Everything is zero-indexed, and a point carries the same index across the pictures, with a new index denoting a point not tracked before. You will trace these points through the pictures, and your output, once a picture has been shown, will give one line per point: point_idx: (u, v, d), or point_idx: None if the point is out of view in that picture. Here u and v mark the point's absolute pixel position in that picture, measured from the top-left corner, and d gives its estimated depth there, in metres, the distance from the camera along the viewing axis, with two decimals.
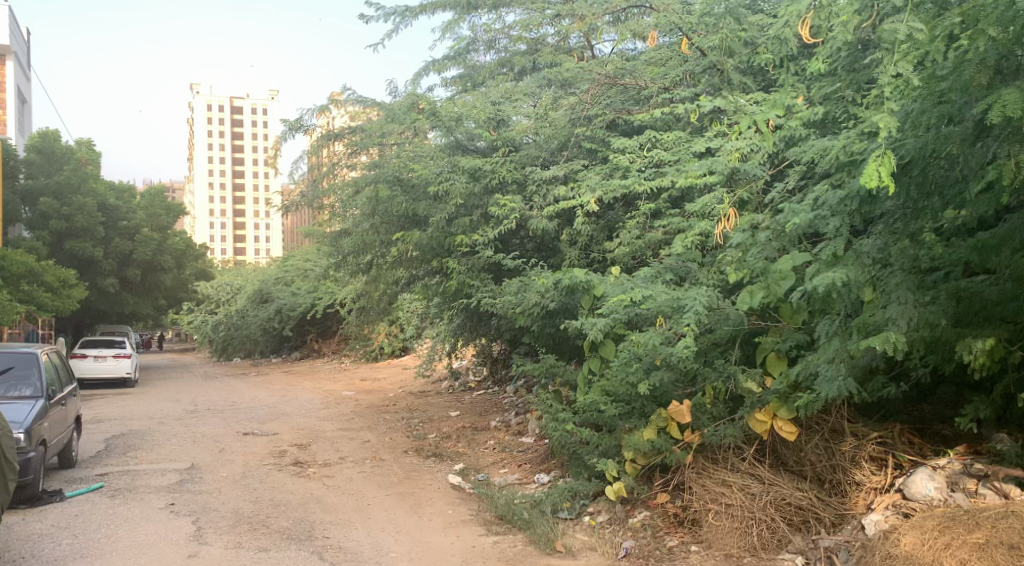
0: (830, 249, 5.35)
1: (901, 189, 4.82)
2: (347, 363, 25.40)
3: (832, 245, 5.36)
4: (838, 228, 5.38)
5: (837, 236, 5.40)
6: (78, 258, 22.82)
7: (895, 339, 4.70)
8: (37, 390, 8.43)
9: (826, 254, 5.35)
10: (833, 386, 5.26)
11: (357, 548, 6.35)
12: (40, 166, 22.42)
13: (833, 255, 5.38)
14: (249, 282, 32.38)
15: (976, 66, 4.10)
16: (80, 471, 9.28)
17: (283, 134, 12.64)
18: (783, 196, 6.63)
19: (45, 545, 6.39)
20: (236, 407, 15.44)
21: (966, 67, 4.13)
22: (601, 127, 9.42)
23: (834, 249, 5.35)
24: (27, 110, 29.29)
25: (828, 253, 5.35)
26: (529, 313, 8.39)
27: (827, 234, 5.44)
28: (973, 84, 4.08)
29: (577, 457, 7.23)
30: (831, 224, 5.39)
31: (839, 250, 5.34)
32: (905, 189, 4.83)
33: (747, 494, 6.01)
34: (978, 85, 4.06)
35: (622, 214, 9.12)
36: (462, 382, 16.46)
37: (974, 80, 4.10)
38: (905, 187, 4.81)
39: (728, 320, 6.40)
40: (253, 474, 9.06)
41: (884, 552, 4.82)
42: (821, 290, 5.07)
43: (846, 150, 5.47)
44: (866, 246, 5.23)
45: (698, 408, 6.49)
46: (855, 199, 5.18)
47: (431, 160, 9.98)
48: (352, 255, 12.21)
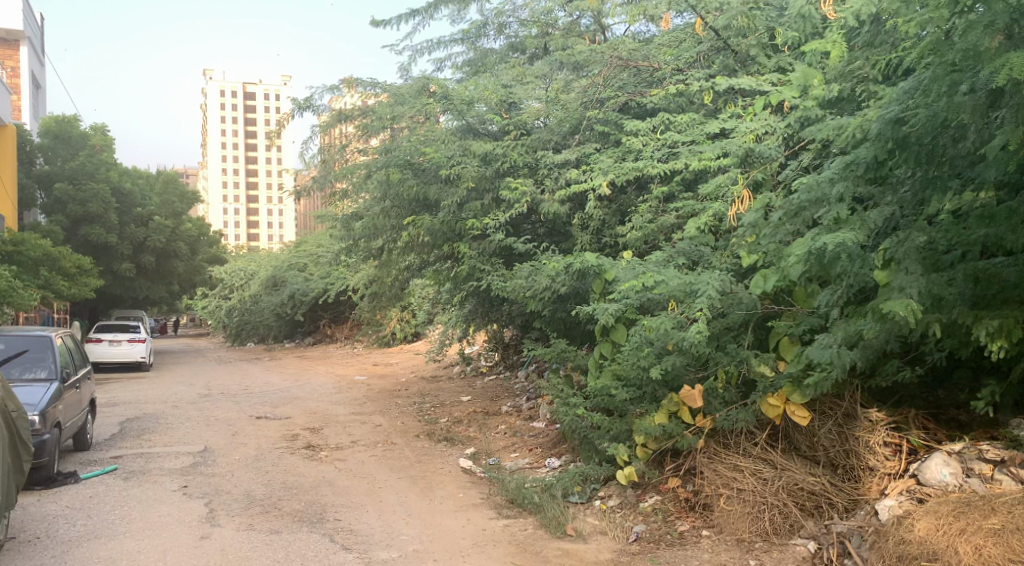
0: (833, 213, 5.20)
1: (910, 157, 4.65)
2: (360, 348, 25.49)
3: (835, 210, 5.20)
4: (842, 194, 5.20)
5: (839, 202, 5.22)
6: (93, 244, 22.97)
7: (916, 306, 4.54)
8: (51, 372, 8.50)
9: (828, 219, 5.20)
10: (826, 352, 5.39)
11: (368, 531, 6.37)
12: (58, 152, 22.52)
13: (835, 219, 5.23)
14: (262, 267, 32.52)
15: (984, 30, 4.02)
16: (94, 454, 9.37)
17: (293, 114, 12.61)
18: (796, 175, 6.53)
19: (60, 526, 6.45)
20: (250, 390, 15.54)
21: (972, 31, 4.04)
22: (613, 110, 9.29)
23: (836, 214, 5.19)
24: (41, 97, 29.40)
25: (829, 218, 5.19)
26: (540, 297, 8.33)
27: (831, 199, 5.26)
28: (984, 48, 3.98)
29: (588, 441, 7.21)
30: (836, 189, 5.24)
31: (843, 214, 5.20)
32: (913, 158, 4.67)
33: (760, 479, 5.99)
34: (988, 50, 3.97)
35: (635, 197, 9.05)
36: (474, 366, 16.48)
37: (986, 46, 3.99)
38: (911, 155, 4.67)
39: (741, 304, 6.35)
40: (266, 457, 9.12)
41: (898, 537, 4.76)
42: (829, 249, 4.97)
43: (858, 119, 5.31)
44: (874, 213, 5.12)
45: (710, 393, 6.43)
46: (861, 166, 5.00)
47: (443, 142, 9.91)
48: (364, 239, 12.22)
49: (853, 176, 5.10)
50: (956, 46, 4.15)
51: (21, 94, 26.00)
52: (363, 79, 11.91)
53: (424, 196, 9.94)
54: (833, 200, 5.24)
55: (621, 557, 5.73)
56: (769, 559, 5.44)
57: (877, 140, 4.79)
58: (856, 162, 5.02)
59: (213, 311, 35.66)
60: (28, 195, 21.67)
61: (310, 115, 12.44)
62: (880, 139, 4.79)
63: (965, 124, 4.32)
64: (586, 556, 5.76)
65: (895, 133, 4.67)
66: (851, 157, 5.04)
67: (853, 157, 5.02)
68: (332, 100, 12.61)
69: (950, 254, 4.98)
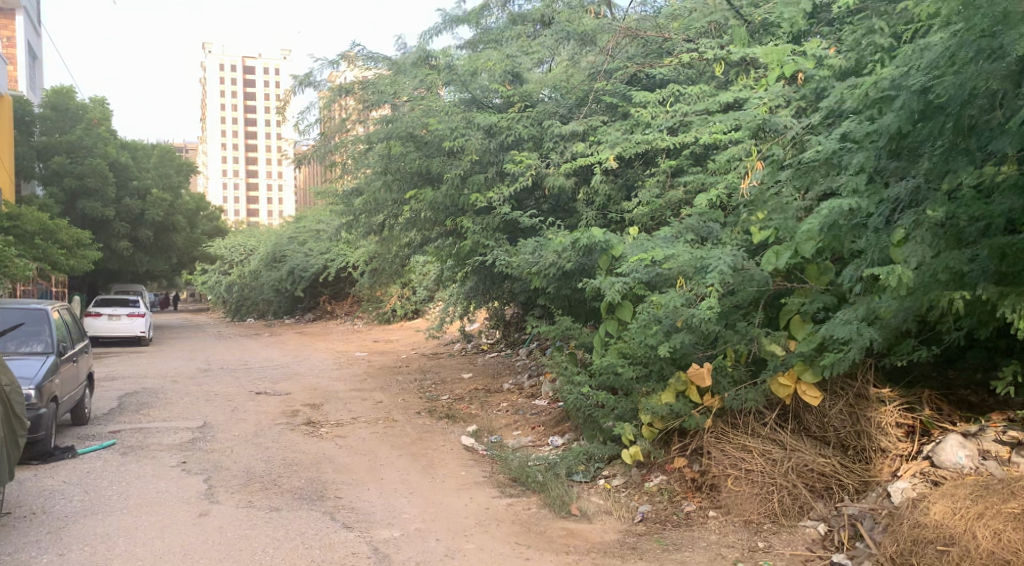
0: (852, 183, 5.12)
1: (934, 128, 4.48)
2: (360, 325, 25.39)
3: (855, 181, 5.12)
4: (863, 165, 5.09)
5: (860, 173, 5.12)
6: (91, 218, 22.79)
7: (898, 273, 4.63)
8: (48, 346, 8.38)
9: (848, 188, 5.20)
10: (846, 328, 5.28)
11: (370, 509, 6.26)
12: (56, 123, 22.23)
13: (855, 189, 5.17)
14: (261, 243, 32.34)
15: None
16: (93, 428, 9.27)
17: (294, 90, 12.35)
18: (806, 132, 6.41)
19: (56, 501, 6.35)
20: (248, 366, 15.45)
21: None
22: (621, 82, 9.15)
23: (855, 185, 5.16)
24: (38, 68, 29.10)
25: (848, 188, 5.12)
26: (545, 274, 8.15)
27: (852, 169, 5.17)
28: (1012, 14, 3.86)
29: (592, 420, 7.08)
30: (857, 158, 5.09)
31: (862, 185, 5.13)
32: (941, 128, 4.48)
33: (769, 460, 5.89)
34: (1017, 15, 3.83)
35: (642, 171, 8.86)
36: (475, 344, 16.36)
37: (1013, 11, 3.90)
38: (939, 126, 4.47)
39: (753, 280, 6.14)
40: (265, 433, 9.02)
41: (913, 521, 4.66)
42: (823, 214, 5.21)
43: (880, 84, 5.02)
44: (897, 186, 4.98)
45: (718, 371, 6.29)
46: (883, 137, 4.80)
47: (446, 114, 9.68)
48: (364, 215, 12.07)
49: (875, 147, 4.91)
50: (981, 9, 4.05)
51: (18, 65, 25.70)
52: (364, 51, 11.72)
53: (427, 169, 9.78)
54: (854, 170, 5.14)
55: (627, 537, 5.63)
56: (778, 540, 5.35)
57: (901, 111, 4.60)
58: (879, 132, 4.81)
59: (213, 286, 35.53)
60: (25, 165, 21.28)
61: (311, 90, 12.20)
62: (905, 110, 4.60)
63: (992, 93, 4.18)
64: (592, 537, 5.65)
65: (921, 103, 4.50)
66: (875, 128, 4.84)
67: (876, 127, 4.83)
68: (332, 75, 12.32)
69: (973, 227, 4.68)
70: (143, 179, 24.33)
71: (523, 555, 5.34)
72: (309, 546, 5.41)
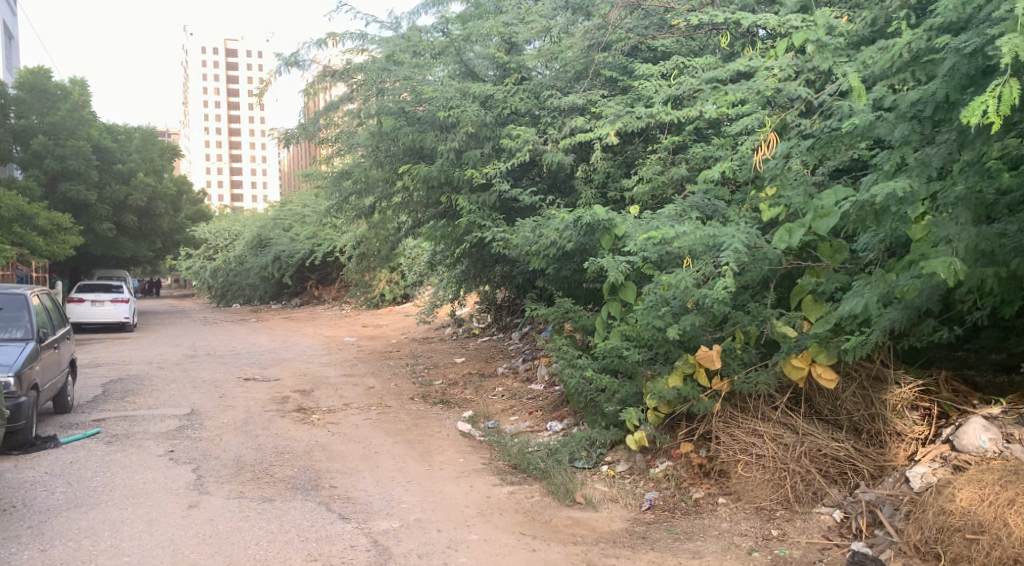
0: (893, 156, 4.92)
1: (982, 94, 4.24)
2: (348, 310, 25.07)
3: (896, 154, 4.91)
4: (904, 134, 4.90)
5: (902, 145, 4.91)
6: (73, 202, 22.21)
7: (958, 268, 4.39)
8: (28, 332, 8.06)
9: (888, 163, 4.96)
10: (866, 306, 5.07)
11: (367, 499, 6.03)
12: (32, 104, 21.65)
13: (896, 163, 4.95)
14: (246, 228, 31.87)
15: None
16: (76, 417, 8.95)
17: (279, 71, 11.95)
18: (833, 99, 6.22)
19: (38, 494, 6.07)
20: (235, 352, 15.13)
21: None
22: (621, 53, 8.95)
23: (897, 158, 4.91)
24: (13, 48, 28.25)
25: (891, 163, 4.88)
26: (545, 254, 7.90)
27: (892, 142, 4.97)
28: None
29: (593, 405, 6.84)
30: (899, 130, 4.89)
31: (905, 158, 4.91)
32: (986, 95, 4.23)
33: (780, 445, 5.70)
34: None
35: (642, 149, 8.73)
36: (466, 328, 16.05)
37: None
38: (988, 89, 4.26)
39: (766, 260, 5.91)
40: (256, 420, 8.75)
41: (938, 508, 4.55)
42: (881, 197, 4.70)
43: (916, 47, 4.84)
44: (931, 152, 4.64)
45: (727, 353, 6.04)
46: (929, 105, 4.62)
47: (440, 85, 9.38)
48: (355, 196, 11.82)
49: (915, 115, 4.78)
50: None
51: None
52: (351, 31, 11.06)
53: (420, 144, 9.50)
54: (896, 143, 4.94)
55: (636, 526, 5.43)
56: (792, 528, 5.17)
57: (951, 76, 4.39)
58: (923, 100, 4.67)
59: (198, 271, 35.02)
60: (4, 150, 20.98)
61: (296, 71, 11.75)
62: (954, 74, 4.37)
63: None
64: (599, 526, 5.44)
65: (972, 67, 4.26)
66: (918, 94, 4.67)
67: (920, 95, 4.66)
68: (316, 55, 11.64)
69: (1007, 200, 4.62)
70: (126, 163, 23.63)
71: (530, 546, 5.11)
72: (306, 539, 5.16)
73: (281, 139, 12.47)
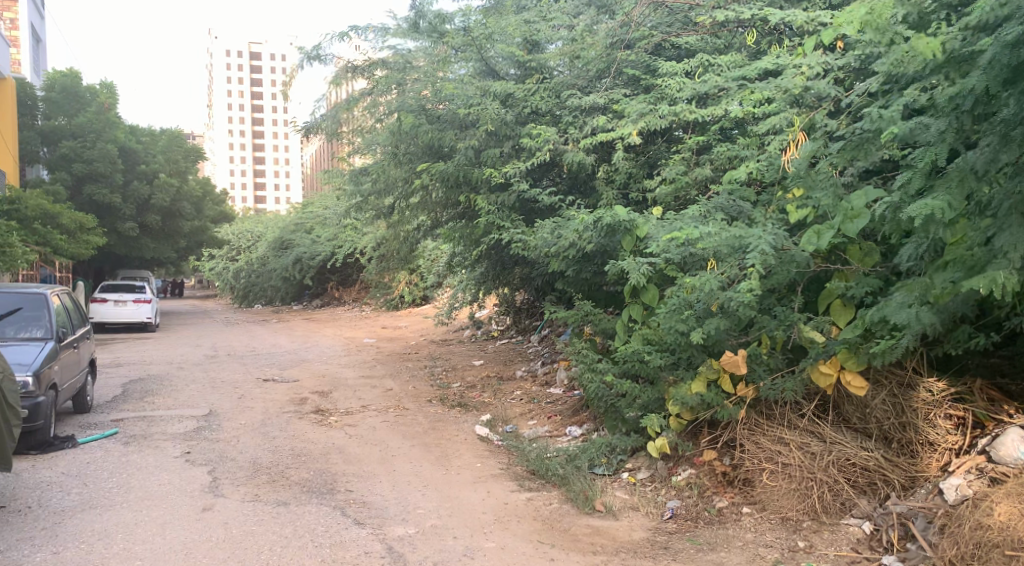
0: (930, 155, 4.72)
1: None
2: (368, 311, 25.05)
3: (933, 152, 4.71)
4: (942, 132, 4.68)
5: (940, 142, 4.71)
6: (97, 202, 22.38)
7: (1004, 281, 4.24)
8: (48, 331, 8.07)
9: (924, 162, 4.78)
10: (905, 314, 4.86)
11: (383, 504, 5.93)
12: (61, 106, 22.00)
13: (934, 162, 4.75)
14: (268, 229, 32.01)
15: None
16: (95, 416, 8.95)
17: (301, 64, 11.91)
18: (865, 101, 6.06)
19: (54, 495, 6.03)
20: (255, 353, 15.12)
21: None
22: (645, 51, 8.82)
23: (934, 156, 4.71)
24: (41, 50, 28.64)
25: (926, 162, 4.71)
26: (565, 256, 7.76)
27: (930, 141, 4.77)
28: None
29: (614, 410, 6.71)
30: (936, 128, 4.71)
31: (943, 157, 4.71)
32: None
33: (807, 454, 5.53)
34: None
35: (665, 149, 8.59)
36: (485, 330, 15.90)
37: None
38: None
39: (793, 262, 5.74)
40: (273, 422, 8.68)
41: (974, 522, 4.38)
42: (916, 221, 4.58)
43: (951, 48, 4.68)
44: (973, 154, 4.46)
45: (753, 359, 5.90)
46: (967, 100, 4.43)
47: (462, 84, 9.52)
48: (375, 196, 11.87)
49: (955, 112, 4.58)
50: None
51: (20, 48, 25.29)
52: (374, 24, 10.93)
53: (439, 142, 9.43)
54: (933, 140, 4.76)
55: (657, 536, 5.28)
56: (819, 540, 5.01)
57: (990, 70, 4.23)
58: (961, 95, 4.48)
59: (220, 272, 35.20)
60: (30, 150, 21.23)
61: (318, 65, 11.72)
62: (994, 67, 4.20)
63: None
64: (620, 535, 5.30)
65: (1013, 59, 4.08)
66: (956, 89, 4.47)
67: (959, 90, 4.47)
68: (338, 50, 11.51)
69: None
70: (150, 164, 23.80)
71: (548, 555, 4.98)
72: (319, 545, 5.07)
73: (302, 132, 12.35)
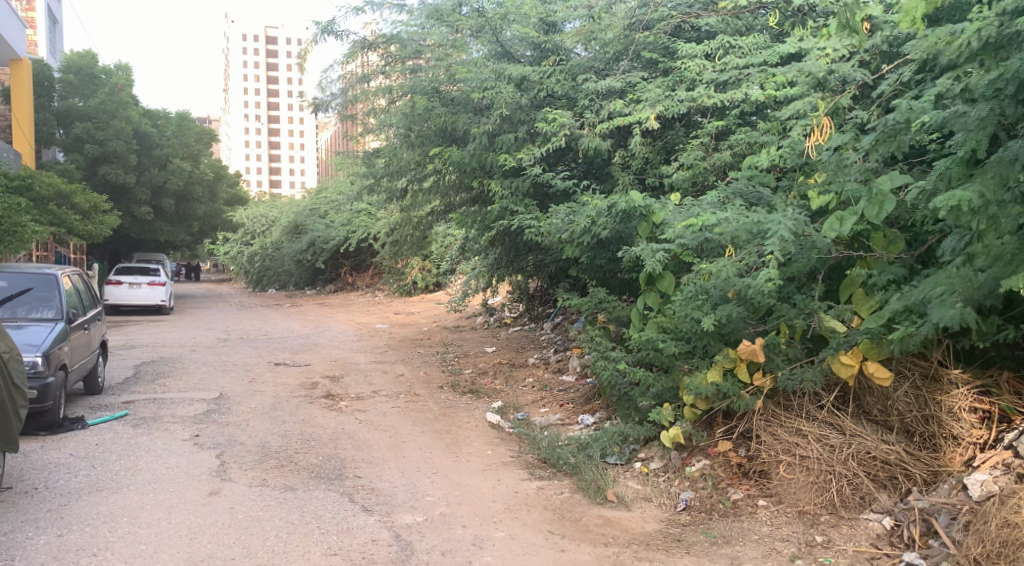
0: (970, 144, 4.52)
1: None
2: (381, 297, 24.99)
3: (974, 140, 4.52)
4: (983, 120, 4.48)
5: (979, 128, 4.53)
6: (112, 184, 22.41)
7: None
8: (59, 312, 8.01)
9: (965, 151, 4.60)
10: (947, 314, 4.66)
11: (391, 490, 5.84)
12: (79, 88, 22.06)
13: (973, 151, 4.55)
14: (283, 213, 32.02)
15: None
16: (106, 398, 8.94)
17: (315, 37, 11.77)
18: (898, 87, 5.86)
19: (62, 476, 5.99)
20: (268, 337, 15.10)
21: None
22: (664, 33, 8.66)
23: (974, 143, 4.52)
24: (57, 32, 28.71)
25: (966, 149, 4.53)
26: (579, 242, 7.60)
27: (969, 126, 4.58)
28: None
29: (627, 399, 6.58)
30: (974, 114, 4.52)
31: (983, 144, 4.51)
32: None
33: (826, 446, 5.39)
34: None
35: (683, 134, 8.43)
36: (498, 317, 15.79)
37: None
38: None
39: (814, 249, 5.56)
40: (283, 406, 8.63)
41: (1002, 519, 4.25)
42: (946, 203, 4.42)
43: (987, 34, 4.44)
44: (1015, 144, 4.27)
45: (771, 348, 5.75)
46: (1011, 84, 4.23)
47: (476, 66, 9.38)
48: (387, 179, 11.80)
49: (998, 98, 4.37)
50: None
51: (35, 28, 25.42)
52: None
53: (453, 127, 9.31)
54: (972, 126, 4.57)
55: (671, 528, 5.17)
56: (838, 535, 4.87)
57: None
58: (1003, 78, 4.27)
59: (235, 256, 35.27)
60: (46, 132, 21.35)
61: (332, 39, 11.59)
62: None
63: None
64: (632, 527, 5.19)
65: None
66: (999, 73, 4.27)
67: (1001, 72, 4.26)
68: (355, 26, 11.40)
69: None
70: (164, 147, 23.78)
71: (558, 546, 4.87)
72: (326, 531, 4.98)
73: (313, 107, 12.16)
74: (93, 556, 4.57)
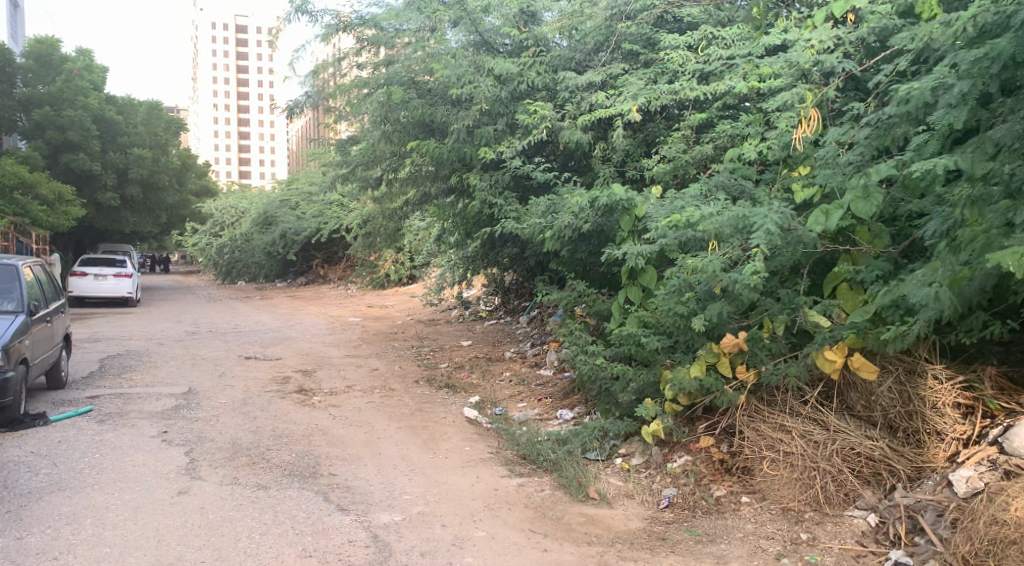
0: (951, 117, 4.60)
1: None
2: (353, 290, 24.68)
3: (955, 115, 4.57)
4: (965, 95, 4.55)
5: (961, 105, 4.59)
6: (76, 173, 21.90)
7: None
8: (19, 305, 7.69)
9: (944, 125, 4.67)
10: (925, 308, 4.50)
11: (367, 489, 5.68)
12: (39, 73, 21.47)
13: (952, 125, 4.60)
14: (254, 204, 31.51)
15: None
16: (69, 392, 8.65)
17: (288, 17, 11.49)
18: (890, 80, 5.80)
19: (22, 475, 5.75)
20: (239, 329, 14.81)
21: None
22: (646, 24, 8.55)
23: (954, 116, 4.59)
24: (20, 16, 27.97)
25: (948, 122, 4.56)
26: (559, 236, 7.48)
27: (952, 104, 4.62)
28: None
29: (607, 394, 6.47)
30: (957, 90, 4.57)
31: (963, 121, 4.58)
32: None
33: (810, 442, 5.33)
34: None
35: (663, 127, 8.32)
36: (473, 311, 15.63)
37: None
38: None
39: (800, 243, 5.50)
40: (255, 401, 8.41)
41: (989, 517, 4.21)
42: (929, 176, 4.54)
43: (980, 20, 4.40)
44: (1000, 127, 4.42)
45: (754, 343, 5.68)
46: (994, 63, 4.28)
47: (452, 58, 9.16)
48: (361, 169, 11.54)
49: (983, 75, 4.44)
50: None
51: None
52: None
53: (431, 118, 9.15)
54: (955, 105, 4.62)
55: (654, 526, 5.07)
56: (823, 532, 4.82)
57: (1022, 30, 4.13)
58: (987, 57, 4.32)
59: (205, 247, 34.68)
60: (8, 118, 20.86)
61: (306, 19, 11.33)
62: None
63: None
64: (614, 525, 5.09)
65: None
66: (983, 52, 4.32)
67: (985, 52, 4.31)
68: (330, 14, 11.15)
69: None
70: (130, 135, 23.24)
71: (540, 545, 4.76)
72: (300, 532, 4.81)
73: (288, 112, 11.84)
74: (54, 560, 4.35)
